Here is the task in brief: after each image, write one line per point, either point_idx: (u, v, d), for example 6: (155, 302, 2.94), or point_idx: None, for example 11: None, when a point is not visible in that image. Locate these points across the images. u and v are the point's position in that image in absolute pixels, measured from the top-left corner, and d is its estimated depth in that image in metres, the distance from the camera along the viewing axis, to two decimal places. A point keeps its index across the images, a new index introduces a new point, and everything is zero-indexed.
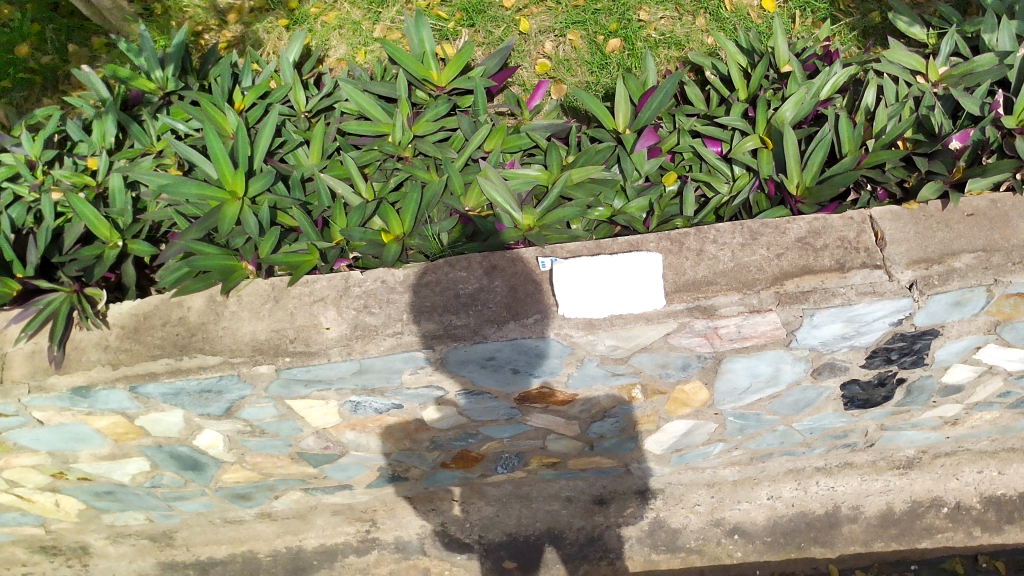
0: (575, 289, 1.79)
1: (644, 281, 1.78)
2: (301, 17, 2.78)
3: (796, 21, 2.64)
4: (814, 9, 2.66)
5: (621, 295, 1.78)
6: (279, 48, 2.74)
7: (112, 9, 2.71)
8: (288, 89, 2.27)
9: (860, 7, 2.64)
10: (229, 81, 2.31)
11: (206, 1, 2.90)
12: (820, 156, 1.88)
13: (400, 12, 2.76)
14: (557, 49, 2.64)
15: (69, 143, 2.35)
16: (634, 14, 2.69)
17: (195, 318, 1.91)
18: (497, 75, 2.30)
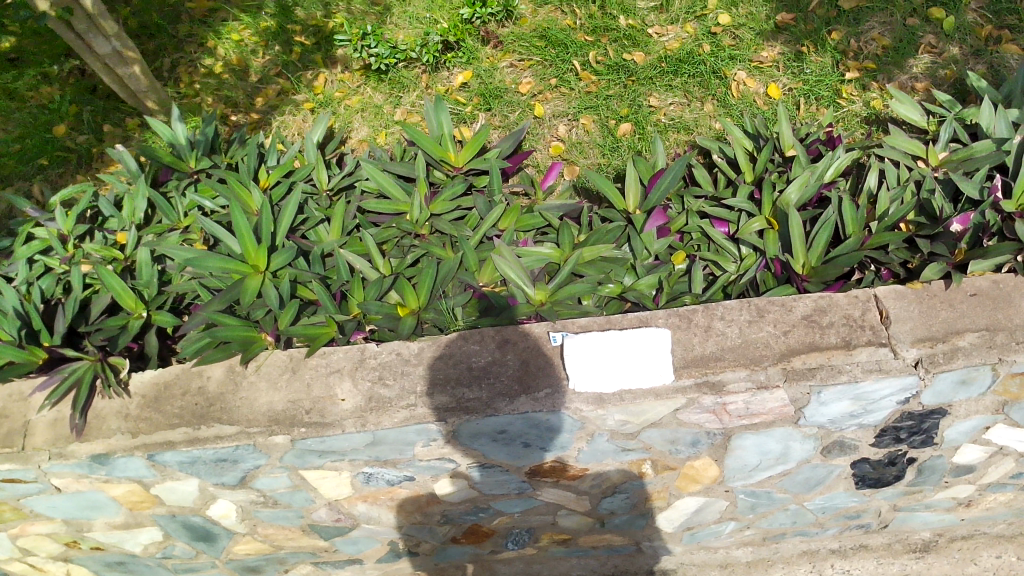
0: (583, 362, 1.83)
1: (653, 357, 1.82)
2: (325, 100, 2.91)
3: (801, 108, 2.74)
4: (819, 96, 2.76)
5: (630, 371, 1.81)
6: (303, 129, 2.86)
7: (147, 92, 2.85)
8: (312, 167, 2.37)
9: (862, 95, 2.74)
10: (256, 160, 2.42)
11: (237, 86, 3.05)
12: (824, 237, 1.93)
13: (420, 96, 2.88)
14: (571, 133, 2.75)
15: (100, 219, 2.45)
16: (645, 100, 2.80)
17: (214, 388, 1.95)
18: (512, 156, 2.38)
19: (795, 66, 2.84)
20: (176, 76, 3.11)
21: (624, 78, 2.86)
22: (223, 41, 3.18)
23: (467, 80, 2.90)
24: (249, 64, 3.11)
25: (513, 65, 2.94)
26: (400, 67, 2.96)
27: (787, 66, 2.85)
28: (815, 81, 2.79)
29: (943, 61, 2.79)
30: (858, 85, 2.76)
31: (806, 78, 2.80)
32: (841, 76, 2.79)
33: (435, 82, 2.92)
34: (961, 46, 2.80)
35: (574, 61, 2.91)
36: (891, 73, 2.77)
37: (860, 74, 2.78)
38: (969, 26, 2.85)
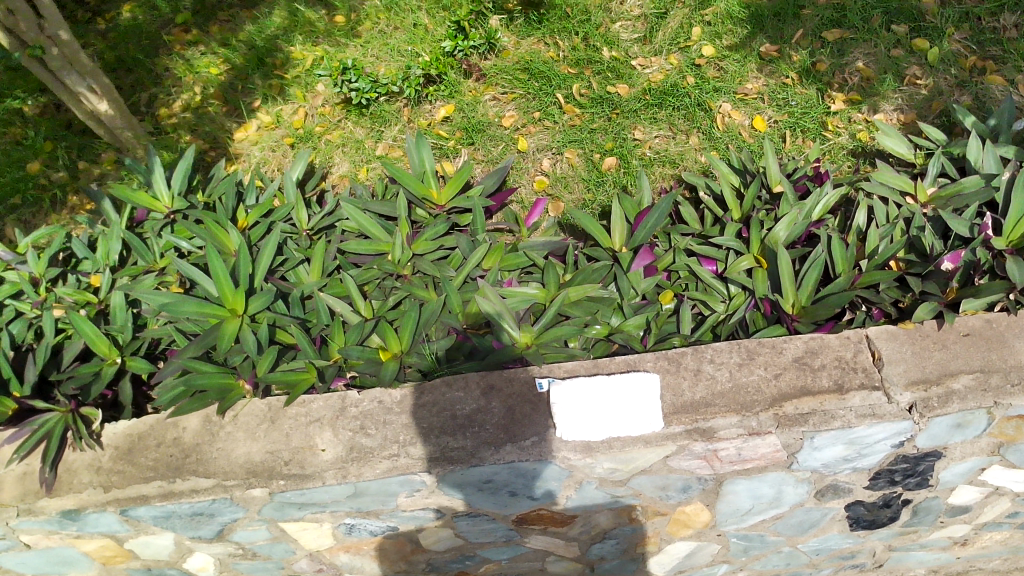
0: (572, 406, 1.79)
1: (641, 404, 1.77)
2: (305, 135, 2.87)
3: (787, 141, 2.72)
4: (805, 129, 2.74)
5: (619, 418, 1.76)
6: (283, 165, 2.81)
7: (123, 128, 2.80)
8: (291, 207, 2.31)
9: (848, 127, 2.72)
10: (234, 199, 2.36)
11: (215, 121, 3.00)
12: (813, 276, 1.90)
13: (402, 131, 2.84)
14: (555, 166, 2.71)
15: (74, 261, 2.39)
16: (629, 133, 2.77)
17: (190, 439, 1.89)
18: (496, 195, 2.35)
19: (781, 98, 2.83)
20: (153, 111, 3.06)
21: (608, 111, 2.83)
22: (201, 74, 3.14)
23: (450, 114, 2.86)
24: (228, 98, 3.06)
25: (496, 98, 2.91)
26: (381, 101, 2.92)
27: (773, 98, 2.83)
28: (801, 113, 2.77)
29: (927, 92, 2.77)
30: (844, 117, 2.74)
31: (792, 110, 2.78)
32: (826, 108, 2.78)
33: (417, 116, 2.88)
34: (946, 77, 2.79)
35: (558, 94, 2.88)
36: (876, 104, 2.75)
37: (845, 106, 2.76)
38: (953, 57, 2.84)
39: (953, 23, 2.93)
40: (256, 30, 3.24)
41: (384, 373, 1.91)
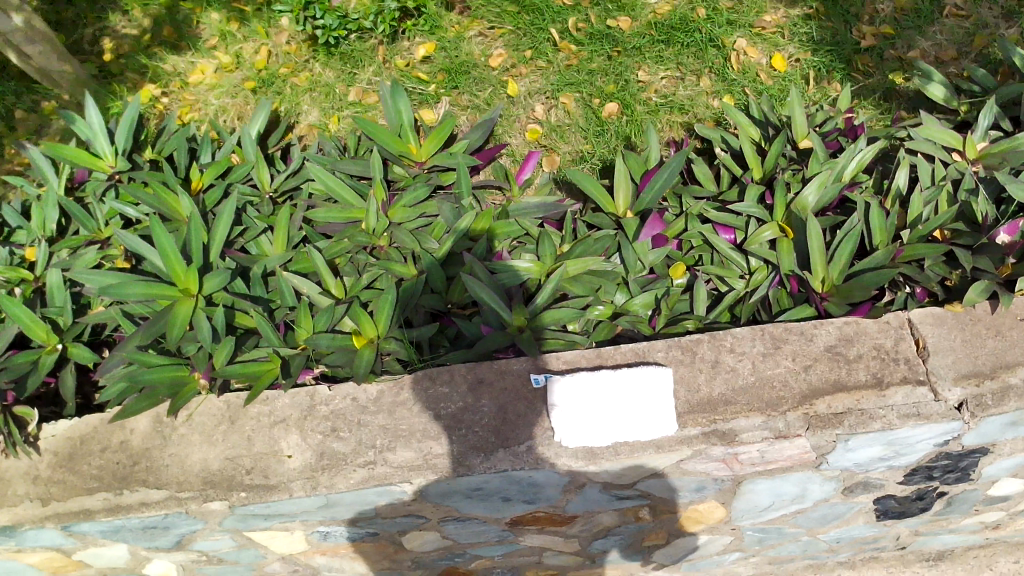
0: (575, 406, 1.55)
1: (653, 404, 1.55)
2: (268, 78, 2.57)
3: (812, 83, 2.45)
4: (831, 69, 2.46)
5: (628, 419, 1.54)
6: (244, 115, 2.53)
7: (62, 73, 2.49)
8: (251, 165, 2.03)
9: (881, 67, 2.45)
10: (185, 155, 2.06)
11: (168, 62, 2.69)
12: (849, 249, 1.65)
13: (378, 74, 2.54)
14: (549, 114, 2.43)
15: (7, 230, 2.11)
16: (632, 74, 2.48)
17: (138, 443, 1.66)
18: (482, 151, 2.08)
19: (802, 33, 2.54)
20: (99, 50, 2.74)
21: (609, 49, 2.52)
22: (151, 8, 2.80)
23: (430, 53, 2.55)
24: (183, 36, 2.74)
25: (483, 33, 2.60)
26: (352, 39, 2.61)
27: (794, 34, 2.54)
28: (829, 50, 2.50)
29: (970, 25, 2.51)
30: (874, 55, 2.47)
31: (815, 48, 2.50)
32: (855, 44, 2.50)
33: (394, 55, 2.58)
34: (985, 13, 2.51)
35: (552, 29, 2.56)
36: (912, 40, 2.48)
37: (876, 42, 2.49)
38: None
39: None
40: None
41: (357, 367, 1.65)
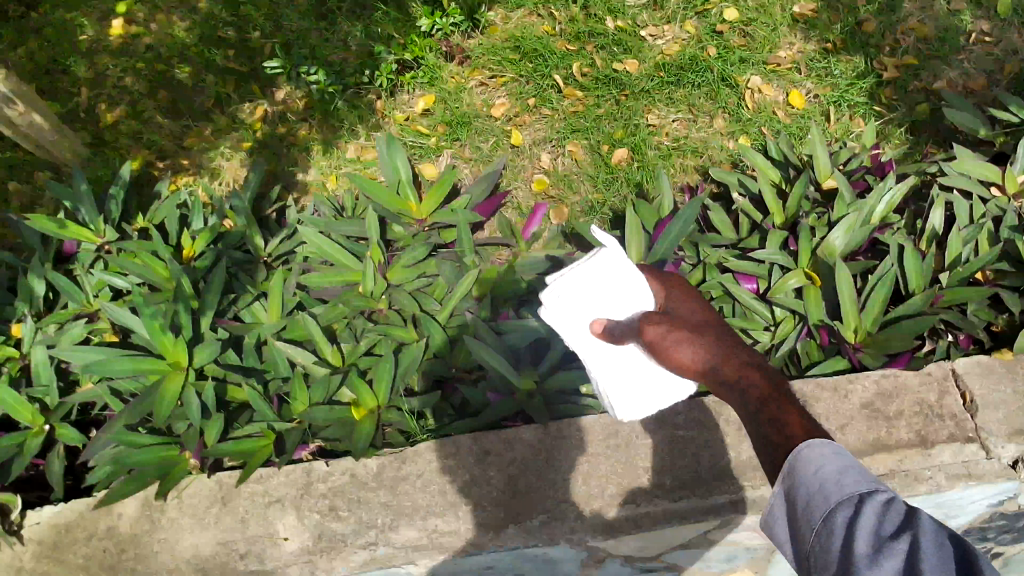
0: (625, 296, 1.39)
1: (675, 385, 1.37)
2: (264, 138, 2.45)
3: (833, 118, 2.45)
4: (853, 102, 2.46)
5: (625, 354, 1.37)
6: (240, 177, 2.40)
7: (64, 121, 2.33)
8: (244, 232, 1.93)
9: (905, 99, 2.45)
10: (176, 225, 1.97)
11: (152, 120, 2.49)
12: (882, 295, 1.55)
13: (375, 128, 2.47)
14: (557, 163, 2.38)
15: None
16: (643, 117, 2.45)
17: (126, 529, 1.52)
18: (485, 204, 2.01)
19: (820, 68, 2.53)
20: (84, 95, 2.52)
21: (616, 93, 2.49)
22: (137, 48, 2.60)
23: (430, 106, 2.47)
24: (169, 84, 2.55)
25: (484, 83, 2.52)
26: (345, 91, 2.50)
27: (811, 67, 2.53)
28: (854, 77, 2.50)
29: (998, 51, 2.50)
30: (896, 87, 2.47)
31: (833, 82, 2.49)
32: (877, 77, 2.49)
33: (394, 109, 2.48)
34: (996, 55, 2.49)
35: (556, 75, 2.51)
36: (935, 68, 2.47)
37: (899, 74, 2.48)
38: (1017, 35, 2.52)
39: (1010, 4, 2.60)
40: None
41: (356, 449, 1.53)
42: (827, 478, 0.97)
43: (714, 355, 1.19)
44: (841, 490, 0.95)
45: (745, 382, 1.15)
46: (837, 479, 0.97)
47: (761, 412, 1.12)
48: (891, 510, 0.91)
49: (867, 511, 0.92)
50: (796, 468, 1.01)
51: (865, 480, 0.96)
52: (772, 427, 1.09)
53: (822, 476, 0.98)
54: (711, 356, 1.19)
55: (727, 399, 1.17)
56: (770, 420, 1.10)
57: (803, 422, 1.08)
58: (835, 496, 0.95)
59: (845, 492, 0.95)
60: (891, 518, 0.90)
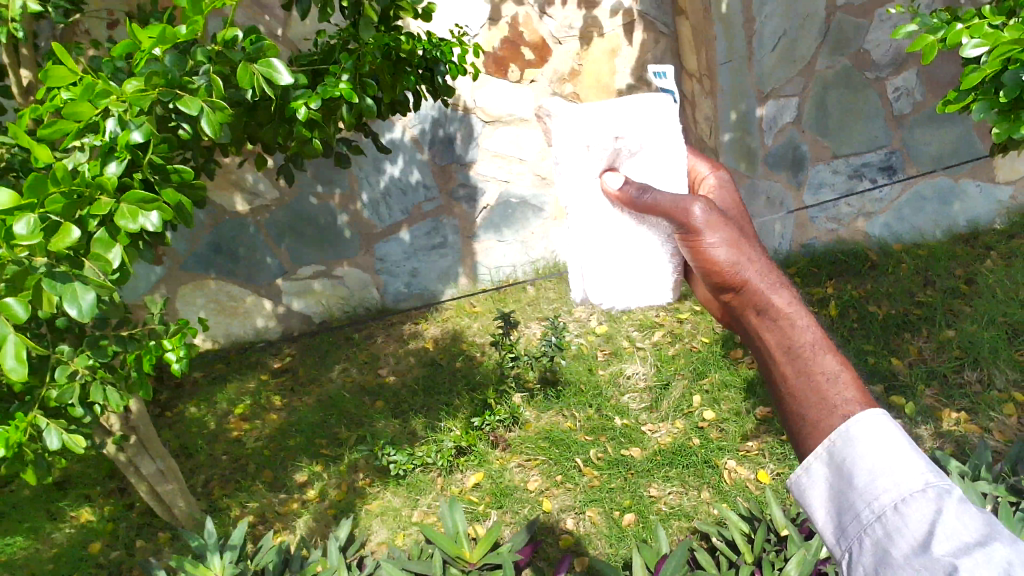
0: (669, 165, 1.33)
1: (648, 283, 1.34)
2: (332, 358, 2.87)
3: (848, 328, 2.51)
4: (867, 311, 2.56)
5: (608, 214, 1.30)
6: (301, 384, 2.78)
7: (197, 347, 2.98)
8: (301, 455, 2.48)
9: (916, 311, 2.53)
10: (253, 448, 2.54)
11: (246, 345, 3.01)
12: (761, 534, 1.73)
13: (425, 348, 2.85)
14: (571, 370, 2.57)
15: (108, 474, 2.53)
16: (662, 336, 2.69)
17: None
18: (493, 442, 2.40)
19: (834, 287, 2.70)
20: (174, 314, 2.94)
21: (642, 321, 2.77)
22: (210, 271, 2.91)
23: (478, 334, 2.87)
24: (251, 311, 3.00)
25: (525, 313, 2.88)
26: (412, 328, 2.98)
27: (825, 290, 2.70)
28: (869, 295, 2.62)
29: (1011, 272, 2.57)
30: (908, 302, 2.56)
31: (845, 297, 2.62)
32: (889, 295, 2.60)
33: (448, 335, 2.89)
34: (995, 270, 2.59)
35: (590, 309, 2.85)
36: (945, 287, 2.58)
37: (909, 294, 2.59)
38: (1017, 253, 2.64)
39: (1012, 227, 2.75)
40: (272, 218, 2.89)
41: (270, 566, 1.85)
42: (880, 470, 0.80)
43: (767, 280, 1.01)
44: (909, 485, 0.78)
45: (801, 324, 0.96)
46: (901, 470, 0.80)
47: (810, 375, 0.92)
48: (962, 517, 0.76)
49: (918, 505, 0.77)
50: (851, 441, 0.83)
51: (931, 473, 0.79)
52: (812, 394, 0.90)
53: (888, 463, 0.80)
54: (759, 281, 1.00)
55: (759, 331, 0.99)
56: (814, 380, 0.91)
57: (858, 383, 0.90)
58: (897, 492, 0.79)
59: (917, 486, 0.78)
60: (955, 532, 0.75)
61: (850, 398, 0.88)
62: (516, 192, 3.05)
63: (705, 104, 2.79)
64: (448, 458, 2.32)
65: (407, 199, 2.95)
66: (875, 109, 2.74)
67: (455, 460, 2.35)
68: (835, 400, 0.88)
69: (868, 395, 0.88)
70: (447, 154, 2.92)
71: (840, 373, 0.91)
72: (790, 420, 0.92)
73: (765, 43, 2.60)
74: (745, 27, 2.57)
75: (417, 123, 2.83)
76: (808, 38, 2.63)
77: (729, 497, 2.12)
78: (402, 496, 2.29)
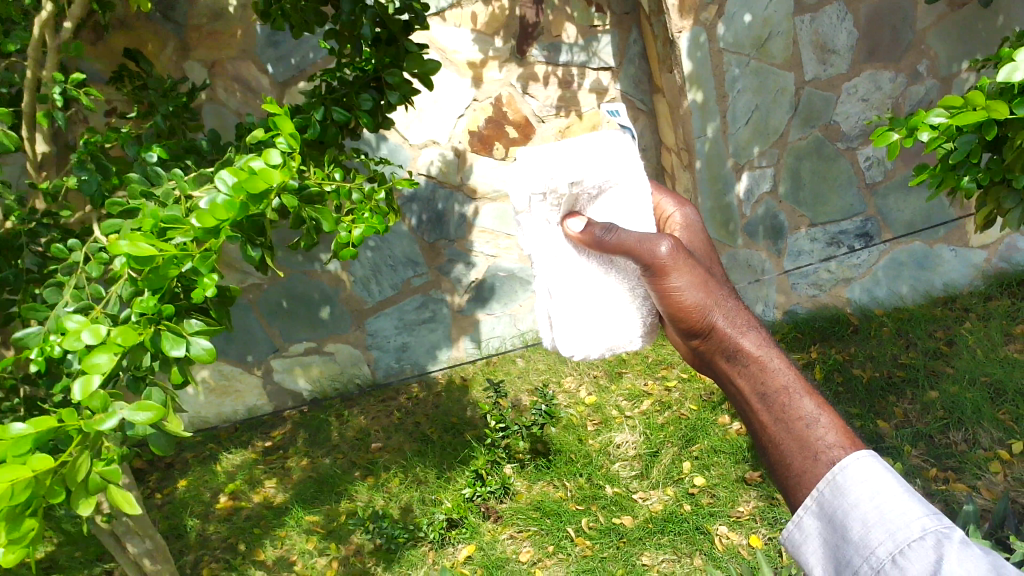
0: (634, 206, 1.41)
1: (616, 326, 1.38)
2: (321, 435, 2.86)
3: (831, 391, 2.55)
4: (849, 373, 2.59)
5: (570, 256, 1.39)
6: (290, 460, 2.77)
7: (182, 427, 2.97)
8: (285, 532, 2.46)
9: (897, 371, 2.56)
10: (241, 525, 2.51)
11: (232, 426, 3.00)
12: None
13: (415, 421, 2.85)
14: (558, 440, 2.58)
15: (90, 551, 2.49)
16: (647, 403, 2.71)
17: None
18: (483, 513, 2.39)
19: (818, 352, 2.74)
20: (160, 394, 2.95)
21: (627, 389, 2.79)
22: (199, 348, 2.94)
23: (467, 406, 2.87)
24: (237, 387, 3.01)
25: (514, 385, 2.90)
26: (400, 402, 2.99)
27: (807, 354, 2.74)
28: (853, 359, 2.66)
29: (989, 332, 2.63)
30: (890, 364, 2.60)
31: (827, 362, 2.66)
32: (871, 356, 2.64)
33: (435, 410, 2.89)
34: (974, 331, 2.64)
35: (575, 379, 2.88)
36: (922, 349, 2.63)
37: (888, 356, 2.63)
38: (995, 314, 2.69)
39: (989, 289, 2.81)
40: (263, 296, 2.93)
41: None
42: (875, 519, 0.77)
43: (737, 325, 1.02)
44: (907, 534, 0.75)
45: (774, 367, 0.95)
46: (896, 518, 0.76)
47: (783, 416, 0.90)
48: (967, 561, 0.72)
49: (918, 556, 0.73)
50: (841, 490, 0.81)
51: (929, 517, 0.75)
52: (792, 439, 0.88)
53: (881, 513, 0.77)
54: (728, 326, 1.02)
55: (732, 377, 0.99)
56: (793, 424, 0.89)
57: (845, 427, 0.87)
58: (893, 542, 0.75)
59: (915, 534, 0.74)
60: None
61: (832, 443, 0.85)
62: (504, 265, 3.09)
63: (684, 177, 2.88)
64: (440, 531, 2.32)
65: (398, 275, 3.01)
66: (848, 176, 2.83)
67: (446, 534, 2.34)
68: (816, 446, 0.86)
69: (851, 437, 0.86)
70: (436, 230, 2.98)
71: (819, 414, 0.88)
72: (773, 466, 0.90)
73: (737, 118, 2.73)
74: (718, 102, 2.69)
75: (405, 201, 2.92)
76: (780, 114, 2.74)
77: (722, 562, 2.12)
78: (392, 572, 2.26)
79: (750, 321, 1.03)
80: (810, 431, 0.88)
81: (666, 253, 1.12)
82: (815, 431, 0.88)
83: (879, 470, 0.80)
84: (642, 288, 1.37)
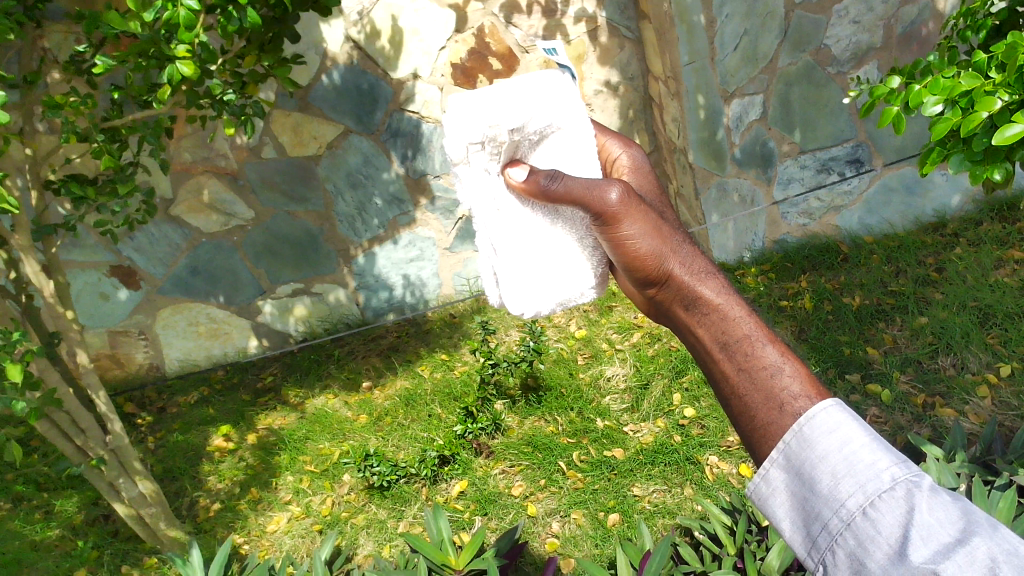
0: (577, 149, 1.35)
1: (569, 277, 1.35)
2: (311, 375, 2.86)
3: (820, 320, 2.54)
4: (838, 301, 2.59)
5: (513, 209, 1.32)
6: (283, 399, 2.78)
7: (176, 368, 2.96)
8: (280, 470, 2.48)
9: (886, 298, 2.56)
10: (233, 466, 2.53)
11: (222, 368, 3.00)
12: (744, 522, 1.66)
13: (404, 358, 2.85)
14: (548, 373, 2.59)
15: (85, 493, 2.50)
16: (638, 335, 2.72)
17: None
18: (476, 448, 2.40)
19: (807, 282, 2.72)
20: (151, 337, 2.93)
21: (618, 321, 2.78)
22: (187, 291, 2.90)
23: (458, 342, 2.87)
24: (229, 331, 2.99)
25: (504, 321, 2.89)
26: (389, 341, 2.98)
27: (797, 285, 2.72)
28: (843, 286, 2.65)
29: (979, 256, 2.61)
30: (880, 291, 2.59)
31: (816, 292, 2.64)
32: (860, 284, 2.63)
33: (426, 347, 2.89)
34: (964, 256, 2.62)
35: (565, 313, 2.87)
36: (911, 275, 2.61)
37: (877, 283, 2.62)
38: (985, 240, 2.67)
39: (980, 215, 2.79)
40: (252, 238, 2.89)
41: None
42: (844, 470, 0.72)
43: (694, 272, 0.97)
44: (876, 486, 0.71)
45: (734, 314, 0.90)
46: (866, 468, 0.72)
47: (746, 367, 0.85)
48: (934, 512, 0.69)
49: (889, 507, 0.70)
50: (807, 442, 0.76)
51: (896, 466, 0.71)
52: (755, 389, 0.83)
53: (851, 463, 0.72)
54: (685, 274, 0.97)
55: (691, 327, 0.94)
56: (756, 374, 0.84)
57: (812, 377, 0.82)
58: (863, 494, 0.71)
59: (885, 485, 0.71)
60: (931, 534, 0.68)
61: (796, 393, 0.80)
62: None
63: (672, 106, 2.81)
64: (432, 468, 2.32)
65: (382, 214, 2.96)
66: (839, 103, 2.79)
67: (439, 470, 2.35)
68: (782, 397, 0.81)
69: (816, 386, 0.81)
70: (420, 167, 2.93)
71: (783, 363, 0.83)
72: (739, 420, 0.84)
73: (726, 44, 2.65)
74: (707, 28, 2.61)
75: (388, 138, 2.85)
76: (769, 38, 2.67)
77: (711, 491, 2.15)
78: (387, 507, 2.28)
79: (707, 266, 0.98)
80: (774, 381, 0.82)
81: (616, 201, 1.06)
82: (781, 382, 0.82)
83: (845, 418, 0.75)
84: (591, 238, 1.34)
